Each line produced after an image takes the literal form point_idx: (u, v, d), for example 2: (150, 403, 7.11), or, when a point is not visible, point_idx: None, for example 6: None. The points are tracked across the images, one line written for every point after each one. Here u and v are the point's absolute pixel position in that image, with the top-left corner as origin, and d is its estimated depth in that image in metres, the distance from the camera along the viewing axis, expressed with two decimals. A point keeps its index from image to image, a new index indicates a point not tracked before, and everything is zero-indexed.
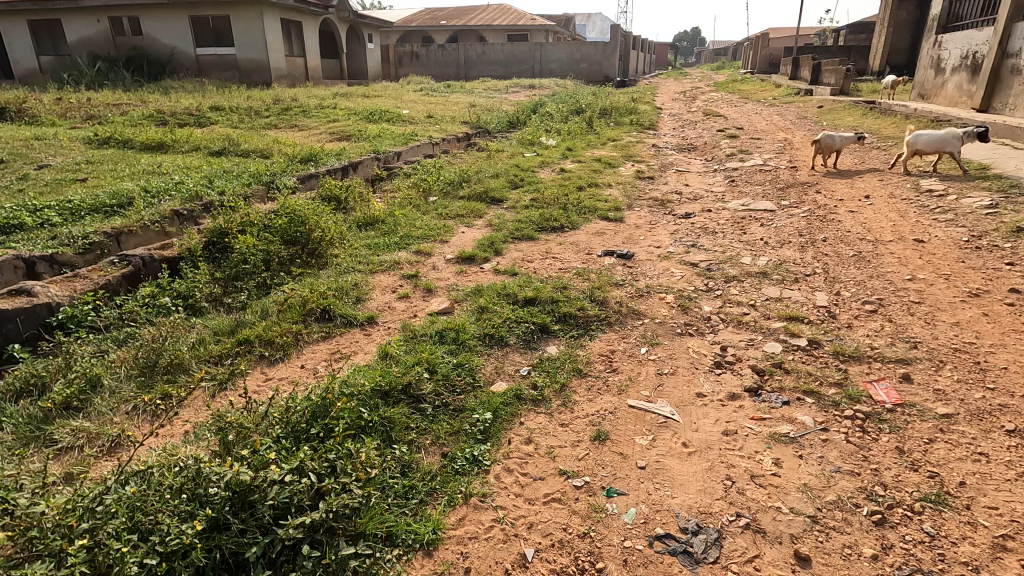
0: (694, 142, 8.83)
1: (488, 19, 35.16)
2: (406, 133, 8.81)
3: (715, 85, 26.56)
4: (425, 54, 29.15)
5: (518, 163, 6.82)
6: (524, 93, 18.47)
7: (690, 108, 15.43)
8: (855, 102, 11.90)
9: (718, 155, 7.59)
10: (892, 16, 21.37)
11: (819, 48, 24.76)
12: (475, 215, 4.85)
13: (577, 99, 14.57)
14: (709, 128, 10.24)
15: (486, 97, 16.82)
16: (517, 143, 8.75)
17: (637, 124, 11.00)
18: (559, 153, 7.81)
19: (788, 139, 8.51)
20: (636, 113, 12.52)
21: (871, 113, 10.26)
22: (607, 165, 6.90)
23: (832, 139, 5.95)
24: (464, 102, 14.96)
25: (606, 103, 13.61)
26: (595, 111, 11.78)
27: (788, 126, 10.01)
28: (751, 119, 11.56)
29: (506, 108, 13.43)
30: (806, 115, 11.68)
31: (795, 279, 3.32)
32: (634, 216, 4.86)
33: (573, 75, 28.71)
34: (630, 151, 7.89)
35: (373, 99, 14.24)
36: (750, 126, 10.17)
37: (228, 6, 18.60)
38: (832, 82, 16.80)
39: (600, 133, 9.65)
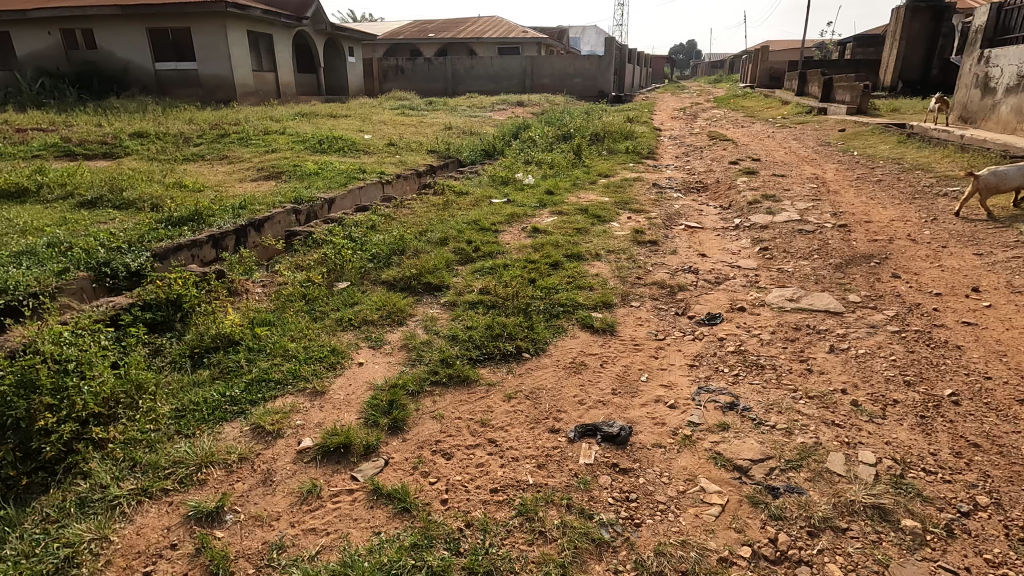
0: (703, 179, 7.29)
1: (477, 33, 33.86)
2: (353, 170, 7.25)
3: (716, 101, 25.18)
4: (411, 68, 27.79)
5: (479, 218, 5.25)
6: (510, 111, 17.03)
7: (692, 130, 13.95)
8: (883, 126, 10.41)
9: (735, 200, 6.05)
10: (905, 29, 20.09)
11: (825, 63, 23.45)
12: (392, 320, 3.25)
13: (567, 120, 13.08)
14: (718, 158, 8.72)
15: (468, 116, 15.34)
16: (487, 181, 7.19)
17: (633, 153, 9.47)
18: (536, 197, 6.25)
19: (816, 176, 7.00)
20: (632, 138, 10.99)
21: (907, 141, 8.77)
22: (594, 219, 5.34)
23: (1001, 172, 4.54)
24: (441, 124, 13.45)
25: (597, 124, 12.06)
26: (584, 136, 10.26)
27: (812, 157, 8.50)
28: (764, 146, 10.05)
29: (485, 131, 11.87)
30: (828, 140, 10.18)
31: (949, 533, 1.70)
32: (630, 320, 3.29)
33: (566, 89, 27.30)
34: (624, 195, 6.34)
35: (337, 121, 12.68)
36: (766, 156, 8.66)
37: (189, 17, 17.16)
38: (847, 100, 15.35)
39: (590, 167, 8.12)
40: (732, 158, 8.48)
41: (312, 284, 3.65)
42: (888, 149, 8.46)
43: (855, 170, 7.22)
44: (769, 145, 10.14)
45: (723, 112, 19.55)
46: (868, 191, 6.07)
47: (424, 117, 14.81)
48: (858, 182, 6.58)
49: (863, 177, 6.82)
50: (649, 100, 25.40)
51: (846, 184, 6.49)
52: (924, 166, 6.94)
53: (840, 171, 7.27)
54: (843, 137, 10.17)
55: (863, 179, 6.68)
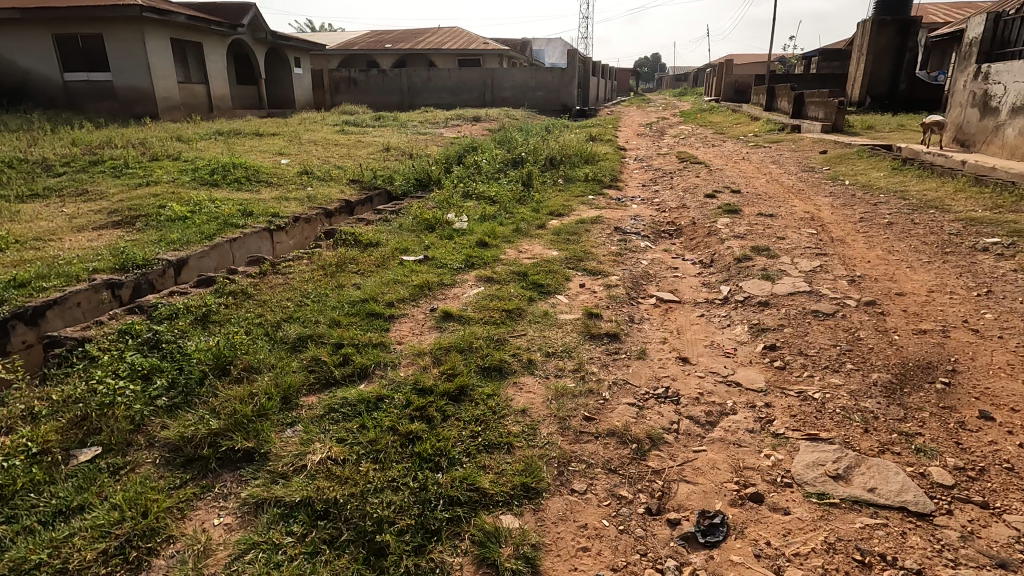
0: (675, 220, 6.01)
1: (436, 44, 32.54)
2: (239, 211, 5.73)
3: (683, 115, 24.39)
4: (364, 79, 26.26)
5: (376, 292, 3.81)
6: (463, 128, 15.69)
7: (660, 150, 12.83)
8: (870, 148, 9.37)
9: (717, 254, 4.76)
10: (872, 43, 19.56)
11: (792, 77, 22.86)
12: (125, 559, 1.75)
13: (523, 140, 11.79)
14: (689, 188, 7.49)
15: (417, 134, 13.95)
16: (409, 225, 5.74)
17: (593, 181, 8.16)
18: (464, 250, 4.82)
19: (810, 215, 5.78)
20: (594, 162, 9.71)
21: (902, 167, 7.70)
22: (534, 291, 3.93)
23: None
24: (382, 142, 11.99)
25: (555, 145, 10.76)
26: (538, 161, 8.93)
27: (796, 187, 7.37)
28: (741, 172, 8.89)
29: (428, 153, 10.44)
30: (811, 164, 9.09)
31: None
32: (567, 538, 1.86)
33: (529, 103, 26.10)
34: (578, 245, 4.99)
35: (258, 141, 11.07)
36: (745, 186, 7.49)
37: (100, 22, 15.27)
38: (821, 116, 14.49)
39: (542, 202, 6.76)
40: (707, 189, 7.24)
41: (25, 457, 2.11)
42: (882, 178, 7.36)
43: (853, 207, 6.04)
44: (746, 170, 9.00)
45: (690, 127, 18.57)
46: (880, 240, 4.84)
47: (365, 136, 13.30)
48: (862, 224, 5.38)
49: (864, 217, 5.64)
50: (614, 114, 24.39)
51: (850, 228, 5.27)
52: (936, 202, 5.79)
53: (836, 208, 6.07)
54: (825, 162, 9.09)
55: (866, 220, 5.50)
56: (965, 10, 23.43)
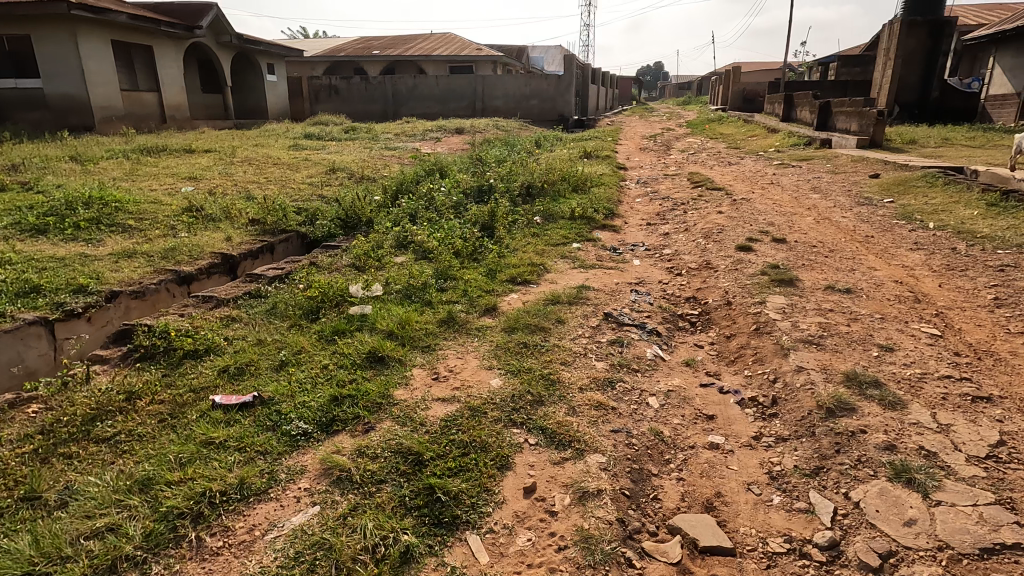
0: (697, 296, 3.99)
1: (426, 50, 30.74)
2: (25, 281, 3.72)
3: (690, 126, 22.39)
4: (346, 88, 24.49)
5: (78, 528, 1.78)
6: (440, 144, 13.75)
7: (667, 169, 10.85)
8: (937, 173, 7.35)
9: (782, 388, 2.71)
10: (901, 46, 17.46)
11: (808, 84, 20.86)
12: None
13: (502, 159, 9.84)
14: (709, 233, 5.51)
15: (382, 150, 12.02)
16: (285, 305, 3.70)
17: (582, 219, 6.16)
18: (337, 376, 2.76)
19: (907, 293, 3.74)
20: (585, 189, 7.68)
21: (999, 203, 5.70)
22: (420, 519, 1.87)
23: None
24: (334, 161, 10.04)
25: (538, 167, 8.76)
26: (512, 187, 6.92)
27: (859, 233, 5.36)
28: (775, 203, 6.89)
29: (382, 176, 8.47)
30: (864, 193, 7.08)
31: None
32: None
33: (522, 113, 24.15)
34: (540, 360, 2.96)
35: (177, 162, 9.10)
36: (787, 229, 5.49)
37: (26, 21, 13.34)
38: (854, 128, 12.52)
39: (504, 257, 4.77)
40: (737, 236, 5.24)
41: None
42: (979, 219, 5.36)
43: (965, 276, 4.02)
44: (781, 201, 7.03)
45: (699, 141, 16.60)
46: None
47: (320, 152, 11.36)
48: (1004, 317, 3.33)
49: (997, 297, 3.58)
50: (614, 125, 22.42)
51: (988, 326, 3.23)
52: None
53: (940, 277, 4.04)
54: (884, 190, 7.08)
55: (1006, 306, 3.45)
56: (998, 12, 21.47)
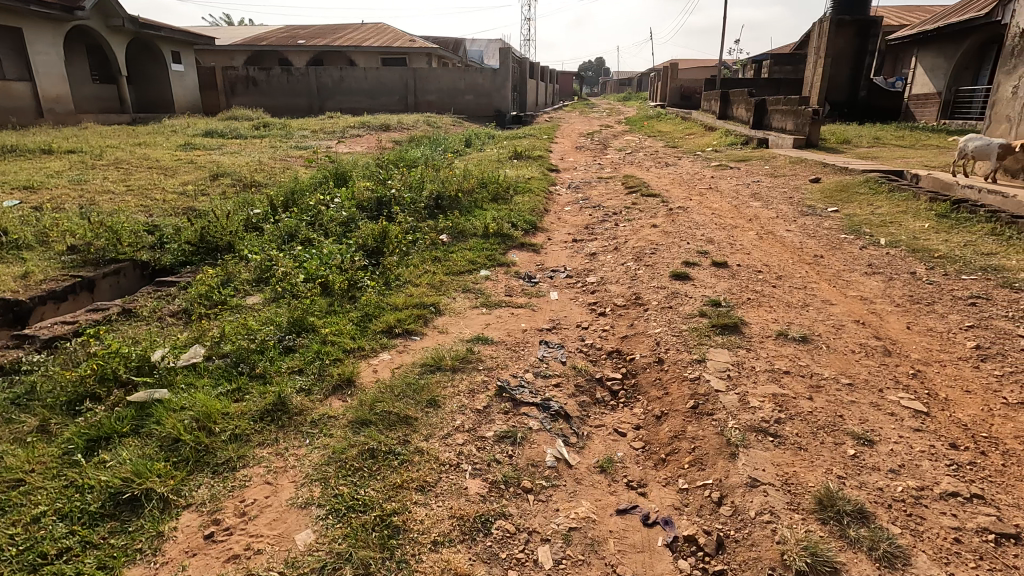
0: (621, 349, 3.15)
1: (356, 41, 29.08)
2: None
3: (629, 123, 22.00)
4: (265, 80, 22.72)
5: None
6: (360, 144, 12.56)
7: (602, 172, 10.14)
8: (879, 177, 6.92)
9: (732, 522, 1.87)
10: (831, 45, 17.53)
11: (743, 82, 20.81)
12: None
13: (421, 163, 8.84)
14: (641, 254, 4.73)
15: (290, 151, 10.73)
16: (39, 388, 2.57)
17: (497, 238, 5.27)
18: (43, 542, 1.72)
19: (873, 340, 3.04)
20: (507, 197, 6.81)
21: (948, 214, 5.23)
22: None
23: None
24: (226, 164, 8.73)
25: (458, 171, 7.82)
26: (419, 197, 5.94)
27: (807, 252, 4.72)
28: (714, 213, 6.23)
29: (274, 183, 7.29)
30: (807, 200, 6.54)
31: None
32: None
33: (457, 108, 23.07)
34: (389, 483, 2.01)
35: (23, 165, 7.56)
36: (728, 248, 4.79)
37: None
38: (790, 128, 12.25)
39: (388, 295, 3.80)
40: (673, 259, 4.47)
41: None
42: (931, 233, 4.85)
43: (934, 311, 3.38)
44: (720, 210, 6.38)
45: (637, 139, 16.06)
46: None
47: (216, 152, 9.96)
48: (995, 376, 2.65)
49: (978, 345, 2.93)
50: (552, 122, 21.69)
51: (978, 392, 2.54)
52: None
53: (906, 313, 3.38)
54: (826, 197, 6.57)
55: (992, 360, 2.79)
56: (917, 14, 22.17)
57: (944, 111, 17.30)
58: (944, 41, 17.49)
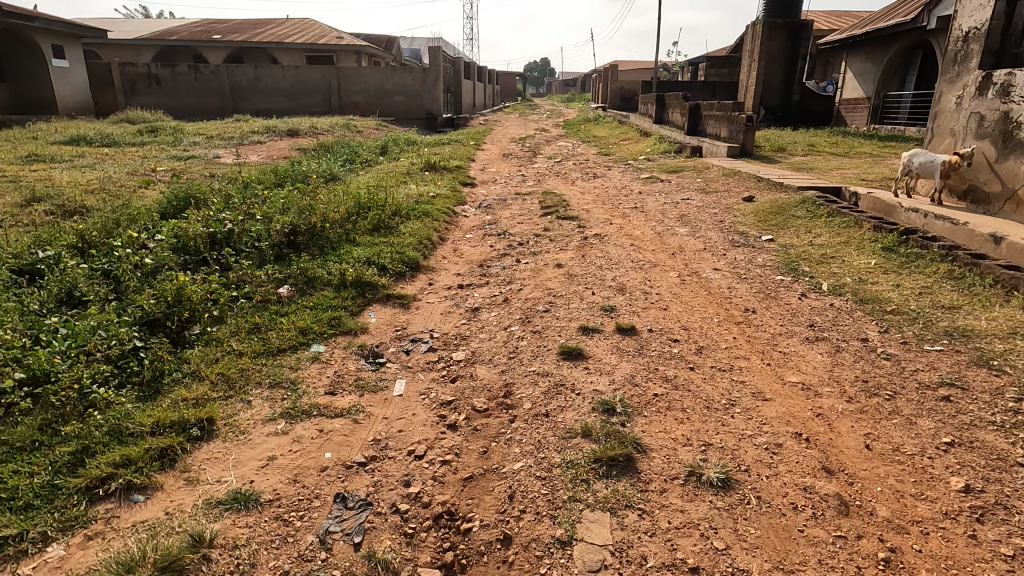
0: (457, 504, 2.08)
1: (278, 38, 27.11)
2: None
3: (567, 127, 21.23)
4: (170, 79, 20.66)
5: None
6: (257, 155, 11.12)
7: (524, 186, 9.13)
8: (816, 196, 6.18)
9: None
10: (763, 48, 17.23)
11: (679, 85, 20.37)
12: None
13: (308, 182, 7.58)
14: (532, 313, 3.69)
15: (165, 165, 9.22)
16: None
17: (356, 288, 4.11)
18: None
19: (822, 482, 2.07)
20: (393, 224, 5.66)
21: (896, 247, 4.46)
22: None
23: None
24: (65, 181, 7.19)
25: (343, 193, 6.60)
26: (267, 230, 4.68)
27: (735, 303, 3.81)
28: (634, 244, 5.29)
29: (105, 208, 5.87)
30: (738, 226, 5.71)
31: None
32: None
33: (386, 110, 21.63)
34: None
35: None
36: (641, 300, 3.83)
37: None
38: (724, 135, 11.64)
39: (144, 405, 2.59)
40: (568, 324, 3.44)
41: None
42: (879, 275, 4.04)
43: (896, 414, 2.47)
44: (641, 239, 5.45)
45: (570, 145, 15.22)
46: None
47: (65, 166, 8.35)
48: (1004, 562, 1.72)
49: (968, 489, 2.01)
50: (486, 125, 20.62)
51: None
52: None
53: (861, 420, 2.45)
54: (760, 221, 5.76)
55: (992, 523, 1.87)
56: (846, 19, 22.35)
57: (873, 115, 17.31)
58: (872, 46, 17.49)
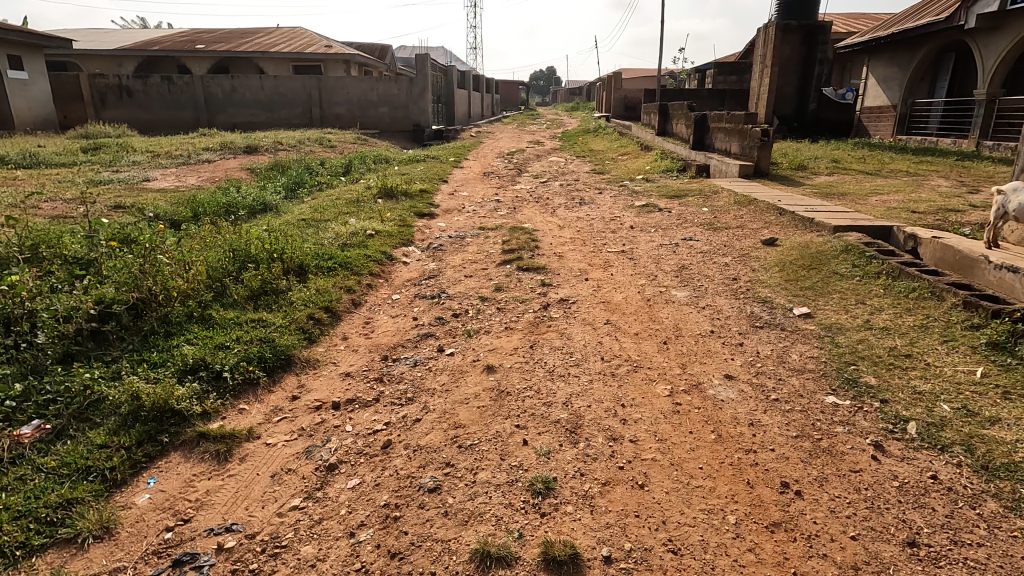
0: None
1: (263, 47, 25.92)
2: None
3: (564, 139, 19.77)
4: (142, 90, 19.46)
5: None
6: (197, 177, 9.73)
7: (495, 215, 7.62)
8: (863, 242, 4.60)
9: None
10: (776, 53, 15.66)
11: (685, 93, 18.85)
12: None
13: (218, 222, 6.14)
14: (409, 492, 2.14)
15: (70, 193, 7.82)
16: None
17: (148, 423, 2.56)
18: None
19: None
20: (284, 287, 4.15)
21: (1010, 346, 2.89)
22: None
23: None
24: None
25: (240, 237, 5.10)
26: (55, 311, 3.15)
27: (762, 467, 2.22)
28: (612, 318, 3.72)
29: None
30: (759, 287, 4.15)
31: None
32: None
33: (370, 122, 20.21)
34: None
35: None
36: (603, 460, 2.26)
37: None
38: (736, 151, 10.07)
39: None
40: (458, 537, 1.88)
41: None
42: (1001, 407, 2.47)
43: None
44: (621, 309, 3.89)
45: (563, 160, 13.73)
46: None
47: None
48: None
49: None
50: (476, 138, 19.19)
51: None
52: None
53: None
54: (790, 279, 4.18)
55: None
56: (866, 21, 20.72)
57: (901, 126, 15.66)
58: (898, 49, 15.87)
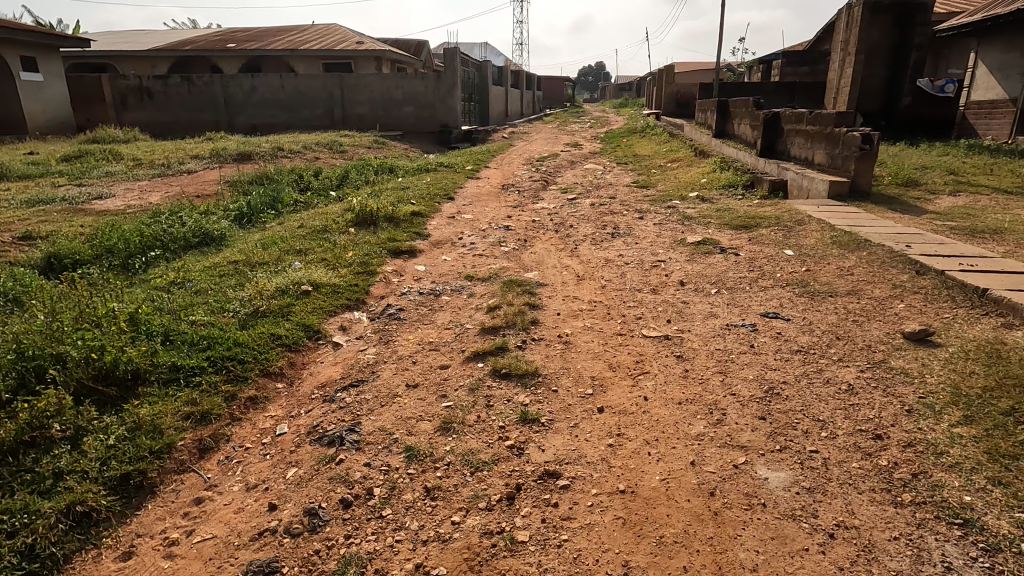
0: None
1: (294, 45, 24.88)
2: None
3: (606, 140, 17.63)
4: (162, 91, 18.61)
5: None
6: (161, 193, 8.30)
7: (497, 251, 5.74)
8: None
9: None
10: (863, 38, 13.06)
11: (747, 88, 16.36)
12: None
13: (107, 274, 4.54)
14: None
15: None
16: None
17: None
18: None
19: None
20: (64, 431, 2.40)
21: None
22: None
23: None
24: None
25: (87, 308, 3.44)
26: None
27: None
28: (635, 569, 1.79)
29: None
30: (934, 466, 2.12)
31: None
32: None
33: (394, 123, 18.63)
34: None
35: None
36: None
37: None
38: (820, 161, 7.80)
39: None
40: None
41: None
42: None
43: None
44: (656, 528, 1.94)
45: (600, 168, 11.67)
46: None
47: None
48: None
49: None
50: (507, 140, 17.31)
51: None
52: None
53: None
54: (1002, 455, 2.10)
55: None
56: None
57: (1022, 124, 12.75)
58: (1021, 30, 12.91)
